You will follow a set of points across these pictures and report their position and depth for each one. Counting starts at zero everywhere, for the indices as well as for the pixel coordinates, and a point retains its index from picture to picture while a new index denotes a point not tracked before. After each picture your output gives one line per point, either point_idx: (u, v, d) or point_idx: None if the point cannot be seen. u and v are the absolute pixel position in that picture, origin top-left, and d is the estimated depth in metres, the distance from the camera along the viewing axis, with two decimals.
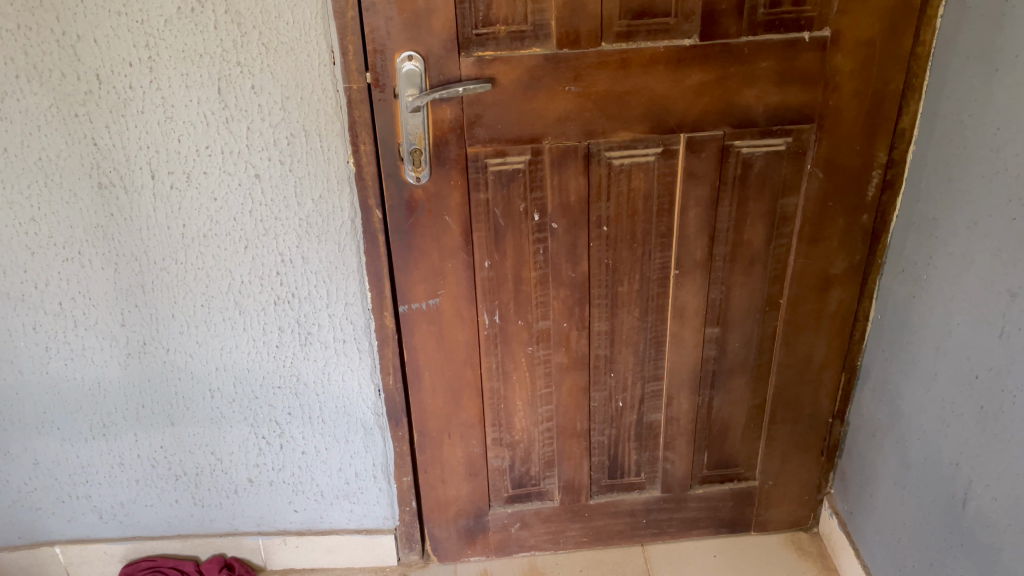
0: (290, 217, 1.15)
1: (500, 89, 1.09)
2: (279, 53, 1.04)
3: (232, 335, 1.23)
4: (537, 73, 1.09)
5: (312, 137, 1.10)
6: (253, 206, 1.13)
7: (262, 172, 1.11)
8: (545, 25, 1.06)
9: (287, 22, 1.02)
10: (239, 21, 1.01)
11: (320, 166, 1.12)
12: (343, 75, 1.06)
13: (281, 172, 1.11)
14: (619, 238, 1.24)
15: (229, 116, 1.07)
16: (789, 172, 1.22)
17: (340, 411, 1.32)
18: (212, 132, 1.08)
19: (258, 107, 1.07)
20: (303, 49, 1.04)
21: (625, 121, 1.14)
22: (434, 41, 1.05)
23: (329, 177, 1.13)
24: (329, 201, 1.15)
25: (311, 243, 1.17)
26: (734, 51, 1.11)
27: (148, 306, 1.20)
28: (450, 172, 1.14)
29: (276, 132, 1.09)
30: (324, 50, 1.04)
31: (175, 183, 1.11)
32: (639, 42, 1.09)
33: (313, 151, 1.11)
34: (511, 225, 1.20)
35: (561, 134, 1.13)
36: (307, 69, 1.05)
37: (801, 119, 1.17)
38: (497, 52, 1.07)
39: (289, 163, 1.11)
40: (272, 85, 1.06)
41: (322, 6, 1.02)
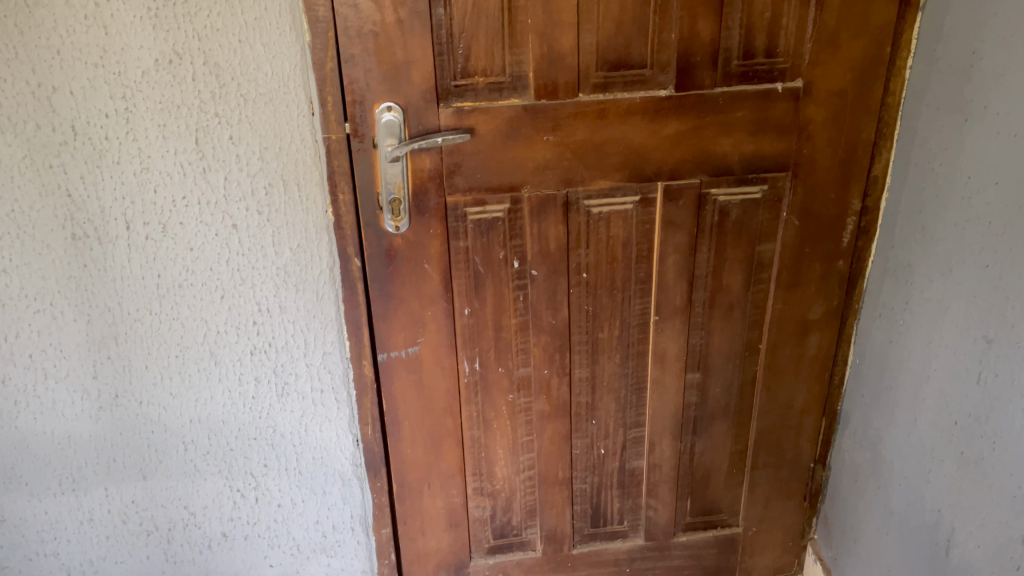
0: (268, 267, 1.14)
1: (479, 139, 1.09)
2: (257, 104, 1.04)
3: (207, 386, 1.21)
4: (516, 123, 1.09)
5: (290, 187, 1.09)
6: (229, 255, 1.12)
7: (239, 222, 1.10)
8: (523, 76, 1.07)
9: (266, 74, 1.02)
10: (217, 72, 1.01)
11: (299, 216, 1.11)
12: (322, 126, 1.06)
13: (258, 222, 1.11)
14: (598, 284, 1.24)
15: (206, 166, 1.06)
16: (765, 220, 1.23)
17: (317, 462, 1.29)
18: (189, 182, 1.07)
19: (236, 157, 1.06)
20: (282, 100, 1.04)
21: (604, 170, 1.15)
22: (413, 92, 1.05)
23: (308, 227, 1.12)
24: (307, 250, 1.14)
25: (288, 292, 1.16)
26: (710, 101, 1.12)
27: (121, 358, 1.18)
28: (429, 220, 1.14)
29: (253, 183, 1.08)
30: (303, 101, 1.04)
31: (151, 233, 1.10)
32: (616, 93, 1.10)
33: (291, 201, 1.10)
34: (491, 272, 1.20)
35: (540, 182, 1.14)
36: (286, 119, 1.05)
37: (776, 167, 1.19)
38: (476, 103, 1.08)
39: (267, 213, 1.10)
40: (250, 136, 1.05)
41: (301, 59, 1.02)
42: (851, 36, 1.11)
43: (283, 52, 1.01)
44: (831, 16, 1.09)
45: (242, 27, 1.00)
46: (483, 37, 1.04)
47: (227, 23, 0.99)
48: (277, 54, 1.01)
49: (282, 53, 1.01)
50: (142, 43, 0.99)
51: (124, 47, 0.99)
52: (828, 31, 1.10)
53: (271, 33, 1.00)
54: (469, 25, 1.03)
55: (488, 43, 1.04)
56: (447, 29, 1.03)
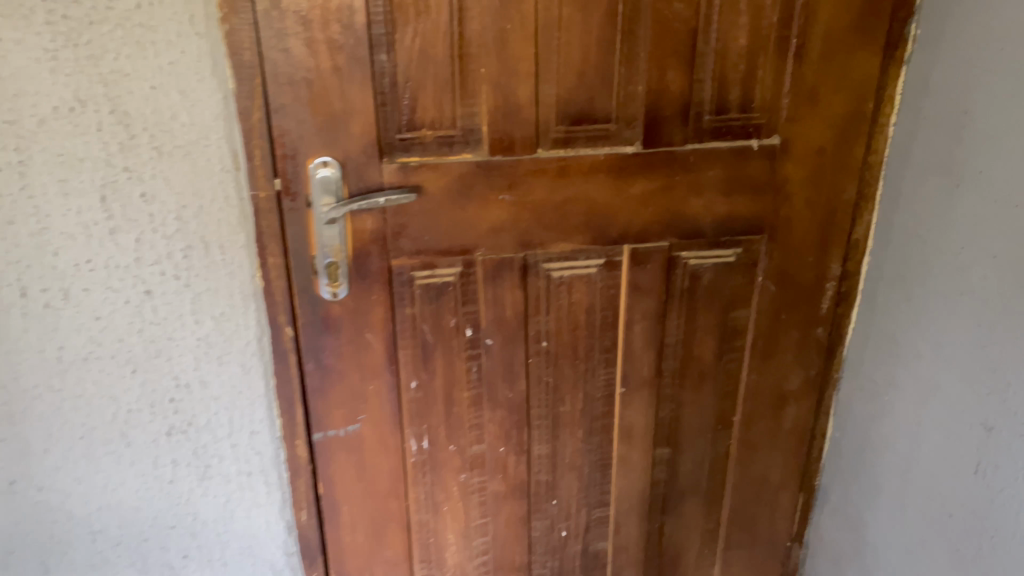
0: (187, 337, 1.01)
1: (427, 197, 0.98)
2: (173, 158, 0.92)
3: (118, 470, 1.07)
4: (468, 180, 0.99)
5: (212, 249, 0.97)
6: (142, 325, 0.99)
7: (153, 288, 0.97)
8: (476, 129, 0.97)
9: (182, 124, 0.90)
10: (127, 122, 0.89)
11: (221, 281, 0.99)
12: (248, 181, 0.94)
13: (175, 288, 0.98)
14: (559, 354, 1.13)
15: (115, 226, 0.94)
16: (740, 284, 1.13)
17: (245, 552, 1.16)
18: (94, 244, 0.94)
19: (150, 216, 0.94)
20: (202, 153, 0.92)
21: (565, 231, 1.04)
22: (352, 146, 0.94)
23: (232, 293, 1.00)
24: (231, 318, 1.01)
25: (210, 365, 1.03)
26: (680, 159, 1.03)
27: (17, 442, 1.03)
28: (372, 286, 1.02)
29: (170, 245, 0.96)
30: (227, 155, 0.93)
31: (50, 300, 0.96)
32: (579, 149, 1.00)
33: (213, 265, 0.98)
34: (440, 342, 1.08)
35: (495, 244, 1.03)
36: (206, 175, 0.93)
37: (751, 229, 1.09)
38: (424, 158, 0.97)
39: (185, 278, 0.98)
40: (165, 193, 0.93)
41: (224, 108, 0.91)
42: (832, 91, 1.03)
43: (203, 100, 0.90)
44: (810, 68, 1.01)
45: (155, 72, 0.88)
46: (431, 87, 0.93)
47: (138, 67, 0.87)
48: (195, 103, 0.90)
49: (201, 102, 0.90)
50: (38, 87, 0.86)
51: (17, 92, 0.86)
52: (807, 85, 1.02)
53: (189, 80, 0.89)
54: (415, 73, 0.92)
55: (436, 94, 0.94)
56: (390, 77, 0.92)
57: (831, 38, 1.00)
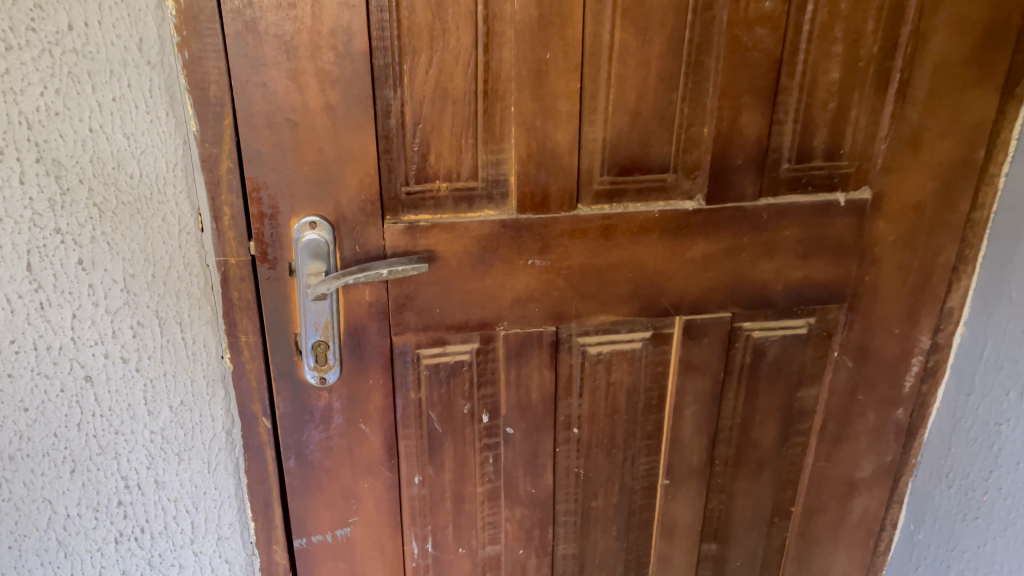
0: (137, 430, 0.82)
1: (438, 263, 0.79)
2: (118, 216, 0.72)
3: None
4: (491, 243, 0.79)
5: (168, 327, 0.77)
6: (82, 417, 0.80)
7: (95, 372, 0.78)
8: (502, 180, 0.77)
9: (129, 176, 0.70)
10: (57, 173, 0.69)
11: (180, 363, 0.79)
12: (216, 245, 0.75)
13: (123, 372, 0.79)
14: (593, 442, 0.94)
15: (44, 300, 0.74)
16: (811, 360, 0.95)
17: None
18: (18, 322, 0.74)
19: (89, 287, 0.74)
20: (155, 211, 0.72)
21: (607, 302, 0.85)
22: (347, 202, 0.75)
23: (194, 378, 0.80)
24: (193, 408, 0.82)
25: (167, 462, 0.84)
26: (751, 216, 0.83)
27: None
28: (369, 368, 0.82)
29: (114, 322, 0.76)
30: (187, 214, 0.73)
31: None
32: (627, 204, 0.81)
33: (169, 345, 0.78)
34: (450, 431, 0.88)
35: (521, 317, 0.84)
36: (161, 238, 0.73)
37: (830, 297, 0.91)
38: (437, 216, 0.78)
39: (135, 361, 0.78)
40: (108, 259, 0.73)
41: (183, 156, 0.71)
42: (938, 136, 0.84)
43: (155, 145, 0.70)
44: (914, 109, 0.82)
45: (93, 111, 0.67)
46: (448, 130, 0.74)
47: (69, 104, 0.67)
48: (146, 150, 0.70)
49: (153, 149, 0.70)
50: None
51: None
52: (908, 129, 0.83)
53: (138, 120, 0.68)
54: (428, 111, 0.73)
55: (454, 137, 0.74)
56: (397, 117, 0.73)
57: (942, 73, 0.81)
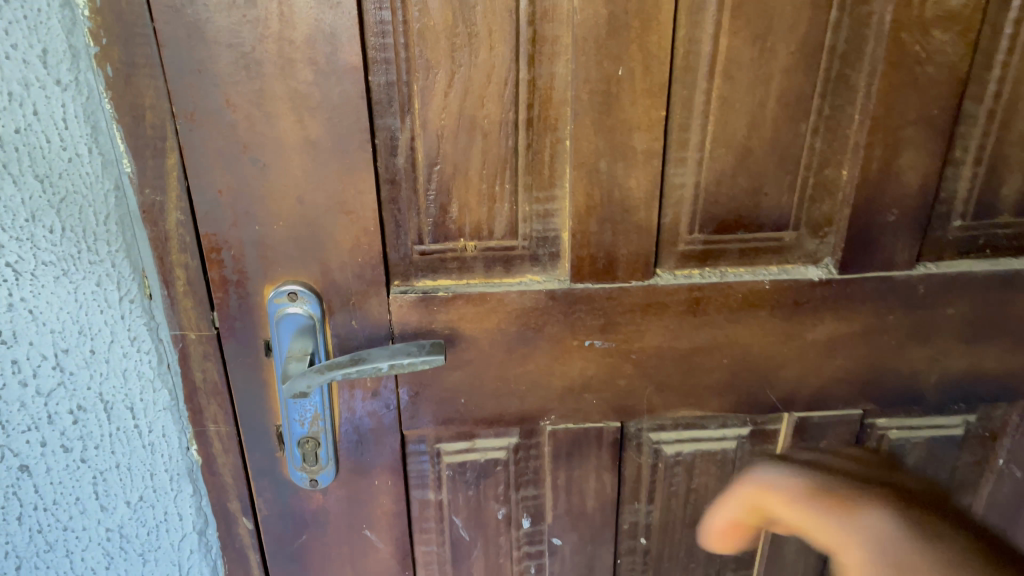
0: (90, 527, 0.65)
1: (462, 345, 0.59)
2: (37, 279, 0.53)
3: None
4: (534, 319, 0.58)
5: (117, 413, 0.60)
6: (20, 510, 0.63)
7: (29, 465, 0.61)
8: (551, 238, 0.56)
9: (48, 229, 0.52)
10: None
11: (136, 455, 0.62)
12: (168, 317, 0.57)
13: (64, 464, 0.62)
14: (666, 555, 0.73)
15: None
16: (966, 466, 0.71)
17: None
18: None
19: (11, 364, 0.56)
20: (86, 273, 0.54)
21: (692, 395, 0.62)
22: (339, 266, 0.55)
23: (154, 472, 0.63)
24: (156, 505, 0.65)
25: (128, 563, 0.67)
26: (901, 290, 0.59)
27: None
28: (375, 465, 0.64)
29: (48, 406, 0.59)
30: (127, 277, 0.54)
31: None
32: (727, 271, 0.58)
33: (120, 434, 0.61)
34: (481, 539, 0.69)
35: (574, 410, 0.63)
36: (97, 307, 0.55)
37: (1003, 392, 0.66)
38: (461, 283, 0.57)
39: (79, 450, 0.61)
40: (31, 332, 0.55)
41: (117, 206, 0.52)
42: None
43: (79, 190, 0.51)
44: None
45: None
46: (477, 173, 0.53)
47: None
48: (66, 197, 0.51)
49: (76, 195, 0.51)
50: None
51: None
52: None
53: (51, 158, 0.50)
54: (449, 148, 0.52)
55: (486, 182, 0.53)
56: (406, 155, 0.52)
57: None
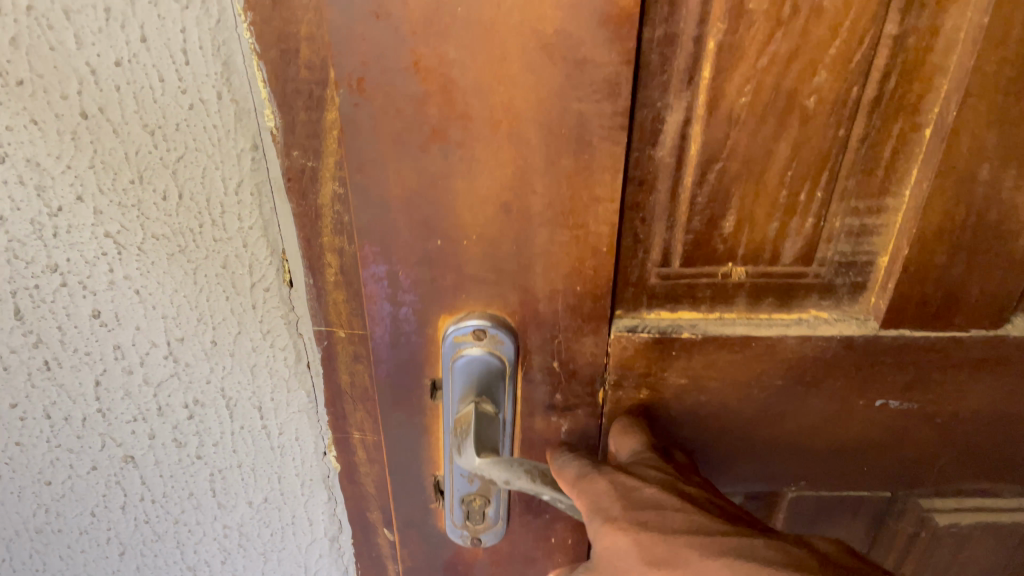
0: (206, 523, 0.53)
1: (700, 397, 0.42)
2: (146, 255, 0.40)
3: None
4: (810, 372, 0.40)
5: (241, 413, 0.47)
6: (126, 499, 0.51)
7: (134, 461, 0.49)
8: (861, 264, 0.38)
9: (161, 195, 0.38)
10: (39, 181, 0.37)
11: (263, 458, 0.49)
12: (313, 311, 0.41)
13: (175, 465, 0.49)
14: None
15: (50, 359, 0.44)
16: None
17: None
18: (19, 383, 0.45)
19: (115, 350, 0.43)
20: (208, 249, 0.39)
21: (1000, 469, 0.45)
22: (549, 294, 0.38)
23: (283, 477, 0.50)
24: (282, 510, 0.52)
25: (248, 565, 0.56)
26: None
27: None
28: (552, 523, 0.49)
29: (157, 402, 0.46)
30: (261, 262, 0.40)
31: None
32: None
33: (243, 436, 0.48)
34: None
35: (834, 476, 0.46)
36: (220, 291, 0.41)
37: None
38: (714, 322, 0.40)
39: (195, 447, 0.48)
40: (136, 318, 0.42)
41: (253, 171, 0.37)
42: None
43: (201, 143, 0.36)
44: None
45: (82, 82, 0.34)
46: (778, 176, 0.34)
47: (38, 68, 0.34)
48: (185, 155, 0.36)
49: (197, 154, 0.36)
50: None
51: None
52: None
53: (163, 104, 0.35)
54: (744, 139, 0.33)
55: (789, 188, 0.35)
56: (672, 145, 0.34)
57: None
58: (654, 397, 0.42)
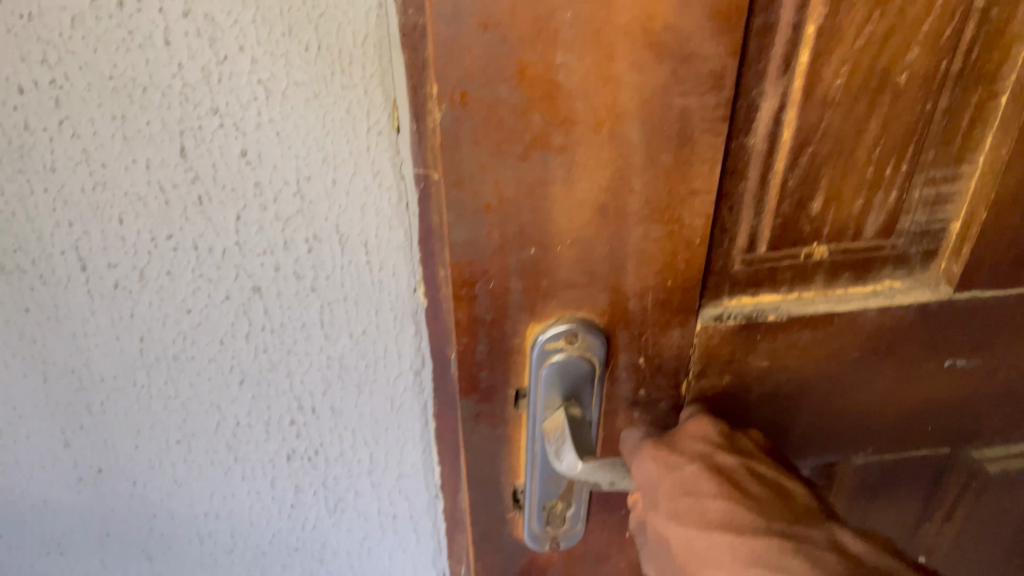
0: (312, 355, 0.57)
1: (776, 378, 0.42)
2: (297, 88, 0.46)
3: (196, 493, 0.66)
4: (885, 342, 0.42)
5: (353, 242, 0.52)
6: (250, 330, 0.56)
7: (262, 290, 0.54)
8: (934, 235, 0.39)
9: (304, 47, 0.45)
10: (212, 34, 0.44)
11: (366, 287, 0.54)
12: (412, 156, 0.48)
13: (296, 296, 0.54)
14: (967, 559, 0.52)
15: (203, 194, 0.50)
16: None
17: None
18: (174, 216, 0.51)
19: (255, 188, 0.50)
20: (341, 85, 0.46)
21: None
22: (638, 286, 0.37)
23: (380, 305, 0.55)
24: (377, 339, 0.57)
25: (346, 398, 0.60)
26: None
27: (88, 454, 0.63)
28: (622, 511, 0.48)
29: (288, 231, 0.52)
30: (377, 105, 0.47)
31: (122, 285, 0.54)
32: None
33: (354, 264, 0.53)
34: None
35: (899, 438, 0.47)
36: (349, 120, 0.48)
37: None
38: (795, 306, 0.40)
39: (311, 277, 0.54)
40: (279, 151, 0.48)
41: (375, 26, 0.45)
42: None
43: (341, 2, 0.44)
44: None
45: None
46: (866, 154, 0.35)
47: None
48: (325, 16, 0.44)
49: (335, 15, 0.44)
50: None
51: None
52: None
53: None
54: (838, 122, 0.34)
55: (876, 164, 0.35)
56: (765, 135, 0.34)
57: None
58: (735, 382, 0.42)
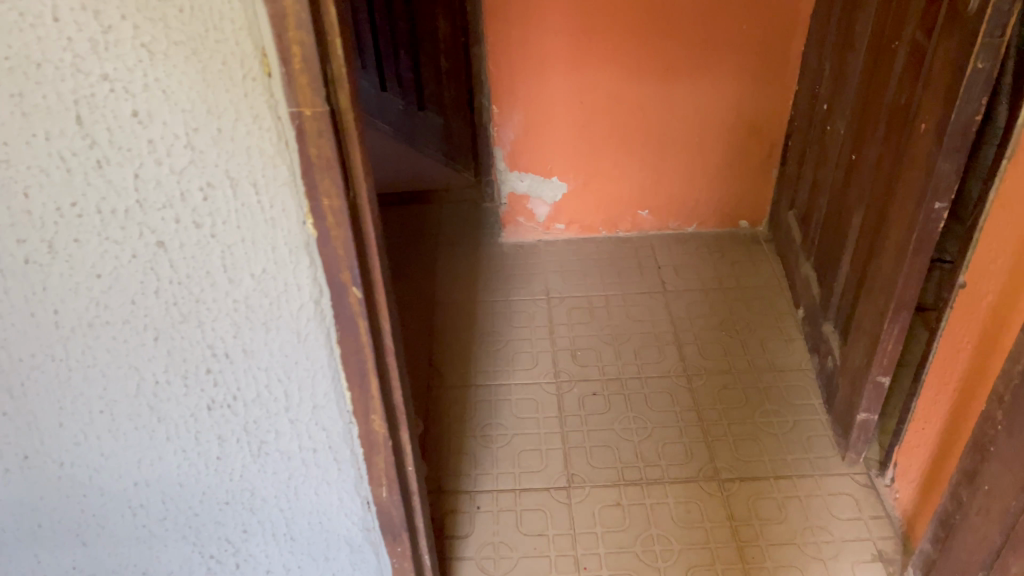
0: (220, 301, 0.60)
1: None
2: (176, 47, 0.49)
3: (126, 462, 0.69)
4: None
5: (243, 189, 0.55)
6: (158, 285, 0.59)
7: (166, 242, 0.57)
8: None
9: (178, 10, 0.48)
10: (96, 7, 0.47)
11: (260, 229, 0.56)
12: (285, 94, 0.51)
13: (199, 245, 0.57)
14: None
15: (102, 158, 0.53)
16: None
17: None
18: (77, 183, 0.54)
19: (148, 145, 0.52)
20: (213, 38, 0.49)
21: None
22: None
23: (275, 245, 0.57)
24: (278, 279, 0.59)
25: (256, 340, 0.62)
26: None
27: (13, 440, 0.67)
28: None
29: (182, 182, 0.54)
30: (249, 55, 0.50)
31: (30, 254, 0.56)
32: None
33: (246, 210, 0.56)
34: None
35: None
36: (223, 75, 0.50)
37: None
38: None
39: (210, 225, 0.56)
40: (166, 108, 0.51)
41: None
42: None
43: None
44: None
45: None
46: None
47: None
48: None
49: None
50: None
51: None
52: None
53: None
54: None
55: None
56: None
57: None
58: None
